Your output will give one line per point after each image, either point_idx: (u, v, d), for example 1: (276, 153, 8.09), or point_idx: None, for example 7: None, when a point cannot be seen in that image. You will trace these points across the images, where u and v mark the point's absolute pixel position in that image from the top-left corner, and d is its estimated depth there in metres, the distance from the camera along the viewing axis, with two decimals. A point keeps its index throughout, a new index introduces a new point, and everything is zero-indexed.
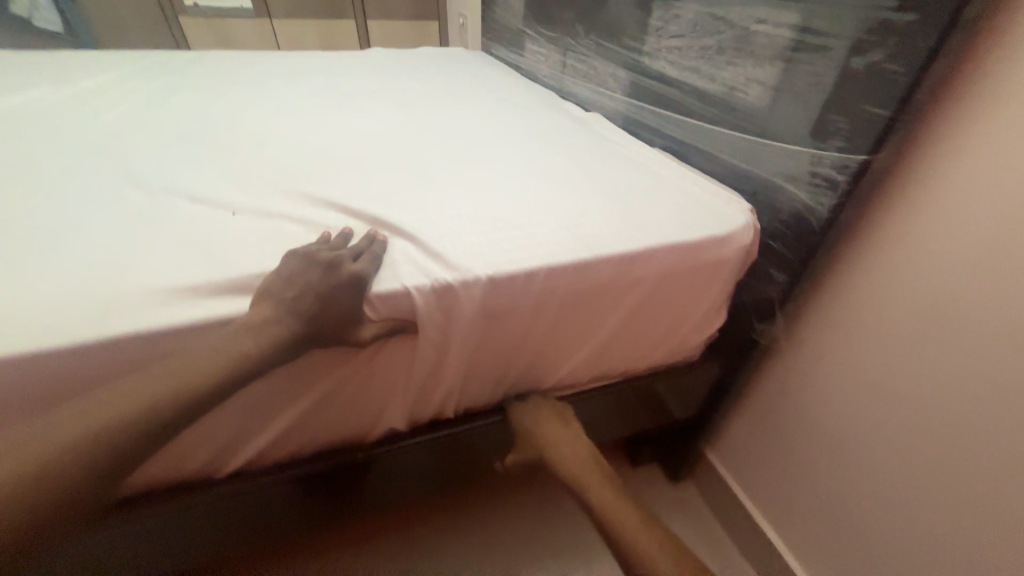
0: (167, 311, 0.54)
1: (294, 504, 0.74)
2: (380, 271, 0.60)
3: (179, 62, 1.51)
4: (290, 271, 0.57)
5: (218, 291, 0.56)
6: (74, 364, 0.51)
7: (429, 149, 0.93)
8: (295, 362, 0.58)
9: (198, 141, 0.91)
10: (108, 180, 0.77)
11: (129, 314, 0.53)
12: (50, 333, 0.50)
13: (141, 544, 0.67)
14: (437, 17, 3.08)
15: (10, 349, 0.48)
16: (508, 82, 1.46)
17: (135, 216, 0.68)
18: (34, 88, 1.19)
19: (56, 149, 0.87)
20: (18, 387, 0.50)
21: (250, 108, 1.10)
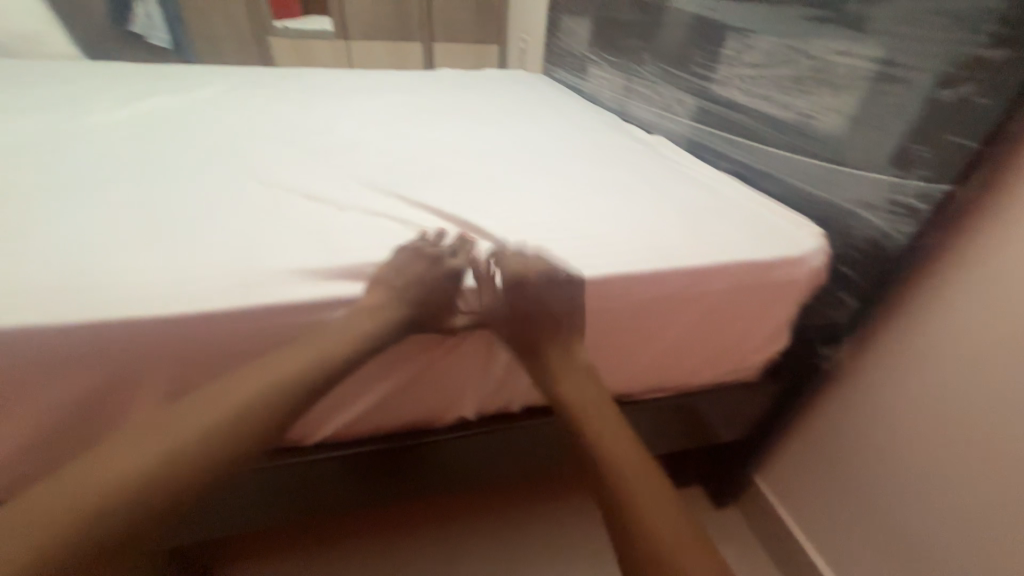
0: (293, 290, 0.62)
1: (366, 481, 0.80)
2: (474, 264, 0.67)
3: (276, 77, 1.68)
4: (400, 259, 0.65)
5: (331, 275, 0.64)
6: (218, 329, 0.59)
7: (505, 161, 1.00)
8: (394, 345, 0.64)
9: (299, 146, 1.02)
10: (228, 177, 0.88)
11: (261, 291, 0.61)
12: (201, 301, 0.59)
13: (233, 497, 0.74)
14: (497, 41, 3.27)
15: (173, 312, 0.58)
16: (571, 104, 1.54)
17: (254, 209, 0.77)
18: (162, 95, 1.37)
19: (182, 149, 1.00)
20: (173, 345, 0.59)
21: (342, 118, 1.22)
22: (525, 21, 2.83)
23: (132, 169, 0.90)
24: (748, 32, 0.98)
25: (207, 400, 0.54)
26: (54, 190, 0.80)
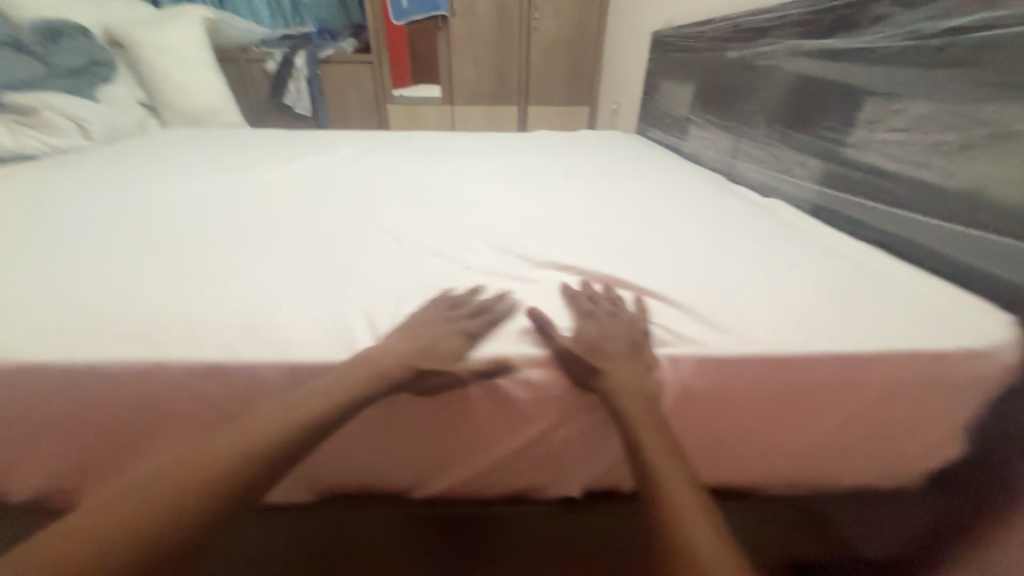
0: (411, 347, 0.60)
1: (464, 537, 0.74)
2: (601, 326, 0.62)
3: (399, 140, 1.90)
4: (458, 317, 0.64)
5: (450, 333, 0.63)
6: (334, 382, 0.59)
7: (617, 223, 1.00)
8: (506, 413, 0.61)
9: (422, 205, 1.11)
10: (364, 231, 0.97)
11: (379, 346, 0.60)
12: (337, 350, 0.62)
13: (337, 532, 0.73)
14: (588, 103, 3.45)
15: (312, 358, 0.61)
16: (674, 165, 1.53)
17: (387, 261, 0.83)
18: (310, 157, 1.60)
19: (325, 205, 1.14)
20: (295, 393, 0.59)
21: (458, 178, 1.32)
22: (619, 85, 2.96)
23: (284, 221, 1.04)
24: (894, 96, 0.91)
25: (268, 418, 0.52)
26: (228, 237, 0.93)
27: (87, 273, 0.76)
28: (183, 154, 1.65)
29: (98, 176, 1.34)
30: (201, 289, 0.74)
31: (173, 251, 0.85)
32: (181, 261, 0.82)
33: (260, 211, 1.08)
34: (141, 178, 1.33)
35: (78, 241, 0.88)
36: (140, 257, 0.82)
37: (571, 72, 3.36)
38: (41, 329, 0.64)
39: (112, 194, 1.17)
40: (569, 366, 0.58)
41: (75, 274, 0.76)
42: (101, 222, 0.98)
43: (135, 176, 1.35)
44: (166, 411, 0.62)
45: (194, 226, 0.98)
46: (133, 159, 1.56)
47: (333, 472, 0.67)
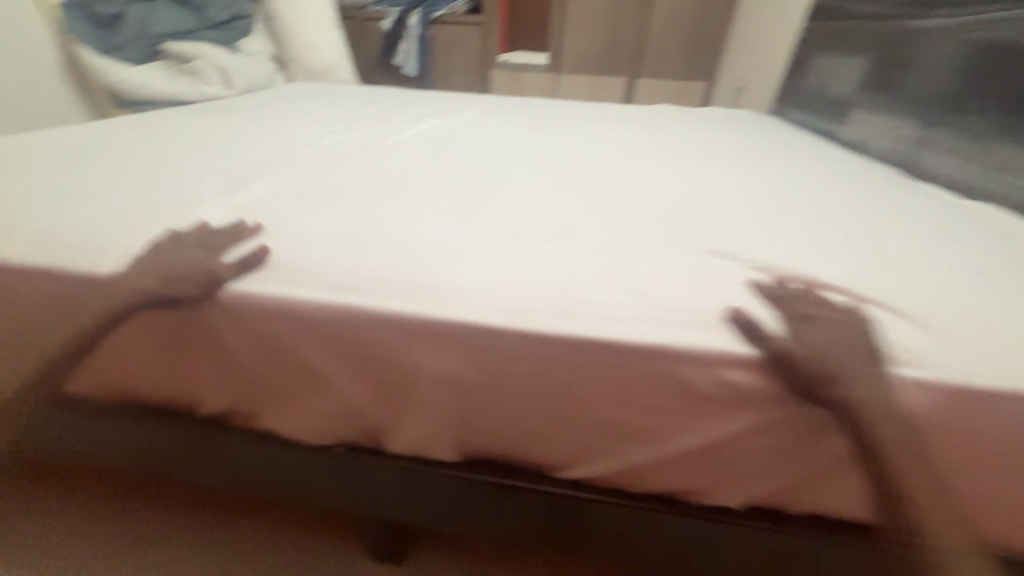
0: (602, 323, 0.57)
1: (592, 533, 0.69)
2: (834, 330, 0.54)
3: (517, 105, 1.84)
4: (192, 250, 0.67)
5: (636, 311, 0.58)
6: (518, 345, 0.57)
7: (790, 214, 0.88)
8: (694, 407, 0.56)
9: (563, 172, 1.05)
10: (512, 193, 0.91)
11: (569, 318, 0.57)
12: (517, 315, 0.58)
13: (463, 503, 0.71)
14: (706, 78, 3.14)
15: (492, 319, 0.58)
16: (836, 153, 1.33)
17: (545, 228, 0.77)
18: (434, 115, 1.59)
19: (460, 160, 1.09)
20: (477, 349, 0.59)
21: (592, 148, 1.24)
22: (750, 58, 2.64)
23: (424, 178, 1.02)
24: None
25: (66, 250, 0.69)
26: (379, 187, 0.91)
27: (260, 210, 0.78)
28: (317, 103, 1.71)
29: (246, 120, 1.42)
30: (369, 236, 0.72)
31: (329, 194, 0.86)
32: (341, 205, 0.81)
33: (399, 161, 1.07)
34: (284, 124, 1.39)
35: (245, 178, 0.91)
36: (301, 196, 0.83)
37: (692, 42, 3.06)
38: (158, 259, 0.66)
39: (263, 137, 1.23)
40: (788, 372, 0.52)
41: (251, 210, 0.79)
42: (260, 162, 1.02)
43: (278, 122, 1.42)
44: (340, 355, 0.62)
45: (343, 172, 0.98)
46: (274, 106, 1.64)
47: (496, 441, 0.64)
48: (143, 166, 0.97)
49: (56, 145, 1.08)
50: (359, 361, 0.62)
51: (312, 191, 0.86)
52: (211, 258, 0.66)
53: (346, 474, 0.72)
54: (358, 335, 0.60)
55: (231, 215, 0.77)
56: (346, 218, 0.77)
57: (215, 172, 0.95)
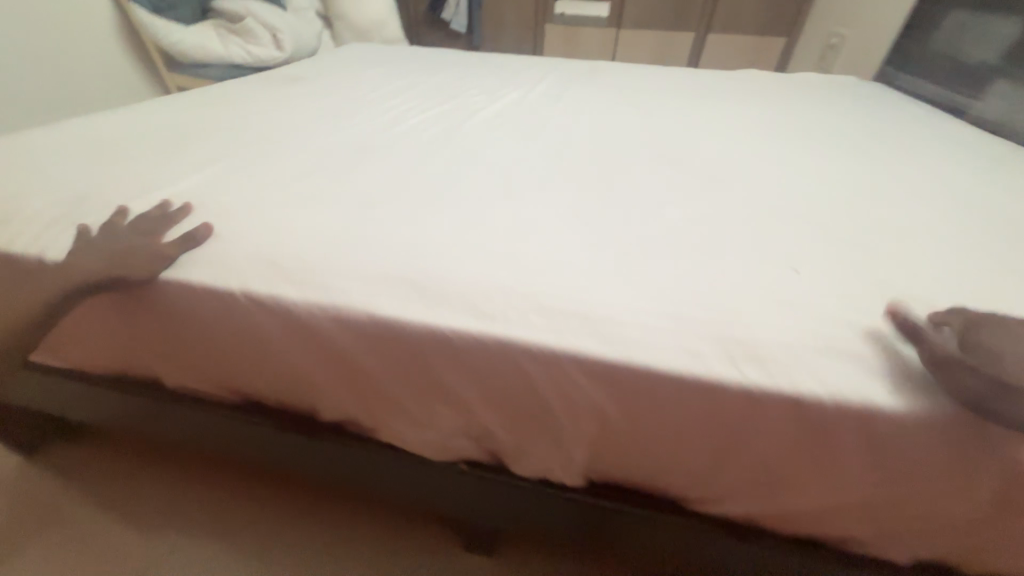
0: (785, 371, 0.50)
1: (715, 563, 0.66)
2: (991, 353, 0.49)
3: (591, 72, 1.68)
4: (136, 233, 0.69)
5: (821, 355, 0.51)
6: (684, 391, 0.52)
7: (954, 222, 0.76)
8: (884, 464, 0.50)
9: (674, 163, 0.93)
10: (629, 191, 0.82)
11: (745, 364, 0.51)
12: (683, 355, 0.52)
13: (580, 524, 0.69)
14: (789, 33, 2.81)
15: (656, 361, 0.52)
16: (977, 137, 1.15)
17: (678, 238, 0.68)
18: (506, 86, 1.47)
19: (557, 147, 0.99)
20: (635, 390, 0.53)
21: (692, 129, 1.11)
22: (849, 10, 2.32)
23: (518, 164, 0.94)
24: None
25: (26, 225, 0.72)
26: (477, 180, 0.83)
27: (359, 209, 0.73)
28: (385, 72, 1.61)
29: (322, 94, 1.36)
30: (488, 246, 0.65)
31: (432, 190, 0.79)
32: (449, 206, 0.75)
33: (491, 148, 0.98)
34: (361, 98, 1.31)
35: (336, 170, 0.86)
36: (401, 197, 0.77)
37: None
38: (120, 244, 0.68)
39: (338, 115, 1.17)
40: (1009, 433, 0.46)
41: (349, 207, 0.74)
42: (345, 148, 0.96)
43: (347, 96, 1.34)
44: (475, 383, 0.58)
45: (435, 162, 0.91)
46: (343, 76, 1.56)
47: (634, 471, 0.61)
48: (231, 152, 0.94)
49: (143, 126, 1.08)
50: (494, 390, 0.58)
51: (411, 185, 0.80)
52: (332, 270, 0.62)
53: (462, 487, 0.71)
54: (499, 366, 0.56)
55: (327, 213, 0.72)
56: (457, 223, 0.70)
57: (304, 160, 0.90)
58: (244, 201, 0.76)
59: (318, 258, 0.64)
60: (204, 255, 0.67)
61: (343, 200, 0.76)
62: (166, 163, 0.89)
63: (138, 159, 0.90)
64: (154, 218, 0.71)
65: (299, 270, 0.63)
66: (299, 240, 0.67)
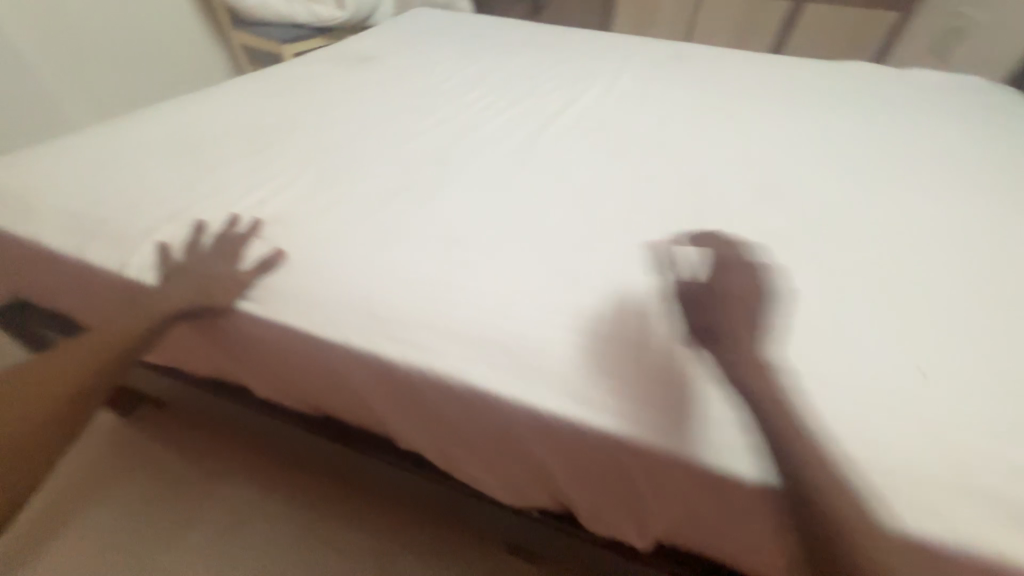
0: (899, 502, 0.48)
1: None
2: (736, 313, 0.54)
3: (674, 60, 1.53)
4: (214, 259, 0.70)
5: (942, 488, 0.48)
6: (782, 505, 0.50)
7: None
8: None
9: (779, 210, 0.84)
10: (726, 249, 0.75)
11: (855, 488, 0.49)
12: None
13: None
14: None
15: (756, 472, 0.51)
16: None
17: (779, 319, 0.63)
18: (582, 79, 1.36)
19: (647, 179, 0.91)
20: (730, 493, 0.52)
21: (793, 154, 1.01)
22: None
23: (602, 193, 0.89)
24: None
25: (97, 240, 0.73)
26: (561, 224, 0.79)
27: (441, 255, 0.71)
28: (453, 52, 1.52)
29: (394, 83, 1.30)
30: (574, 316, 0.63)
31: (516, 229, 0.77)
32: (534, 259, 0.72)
33: (574, 176, 0.92)
34: (435, 91, 1.24)
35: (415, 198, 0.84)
36: (482, 241, 0.75)
37: None
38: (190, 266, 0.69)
39: (411, 113, 1.13)
40: None
41: (430, 250, 0.72)
42: (422, 167, 0.93)
43: (417, 85, 1.29)
44: (560, 455, 0.59)
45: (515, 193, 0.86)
46: (410, 55, 1.49)
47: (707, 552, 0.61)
48: (308, 164, 0.93)
49: (223, 119, 1.08)
50: (579, 464, 0.59)
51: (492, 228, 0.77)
52: (420, 326, 0.63)
53: (528, 526, 0.75)
54: (589, 447, 0.56)
55: (410, 258, 0.71)
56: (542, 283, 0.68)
57: (383, 177, 0.88)
58: (323, 228, 0.75)
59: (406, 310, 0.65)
60: (286, 289, 0.67)
61: (421, 239, 0.74)
62: (248, 173, 0.89)
63: (219, 164, 0.91)
64: (239, 242, 0.72)
65: (389, 322, 0.64)
66: (386, 285, 0.67)
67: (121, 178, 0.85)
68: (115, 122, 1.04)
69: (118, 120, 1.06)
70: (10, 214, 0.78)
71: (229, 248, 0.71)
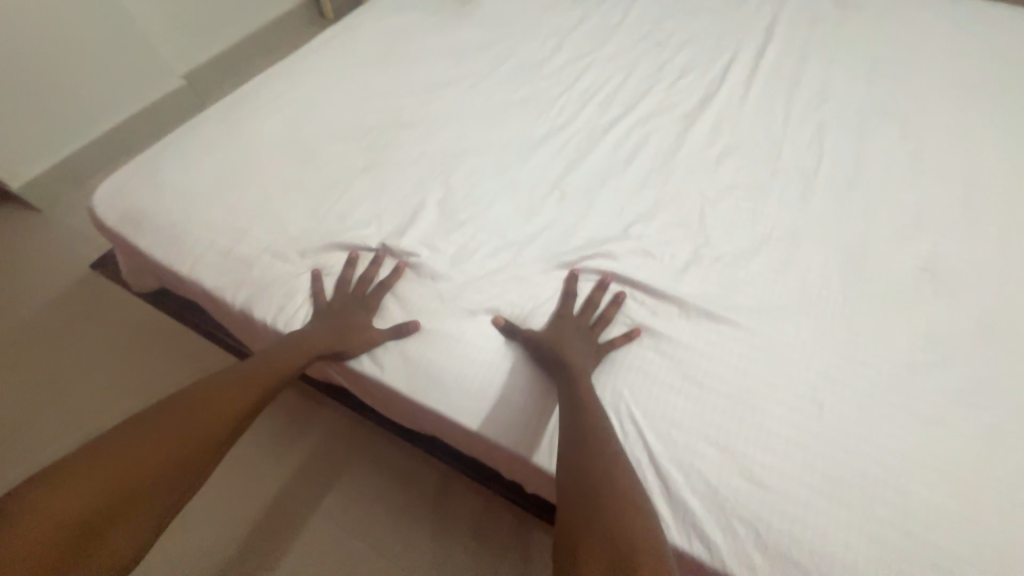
0: None
1: None
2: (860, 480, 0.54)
3: (846, 22, 1.22)
4: (352, 313, 0.75)
5: None
6: None
7: None
8: None
9: (935, 306, 0.76)
10: (866, 358, 0.71)
11: None
12: None
13: None
14: None
15: None
16: None
17: (897, 459, 0.62)
18: (722, 55, 1.15)
19: (787, 242, 0.83)
20: None
21: (966, 217, 0.86)
22: None
23: (731, 251, 0.82)
24: None
25: (236, 284, 0.79)
26: (689, 299, 0.75)
27: (576, 340, 0.71)
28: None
29: (503, 51, 1.14)
30: (700, 434, 0.64)
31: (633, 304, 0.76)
32: (659, 350, 0.71)
33: (708, 228, 0.84)
34: (553, 74, 1.10)
35: (539, 249, 0.81)
36: (607, 319, 0.74)
37: None
38: (323, 322, 0.75)
39: (522, 110, 1.02)
40: None
41: (560, 327, 0.72)
42: (543, 200, 0.87)
43: (530, 59, 1.13)
44: None
45: (644, 248, 0.81)
46: None
47: None
48: (425, 185, 0.89)
49: (329, 104, 1.01)
50: None
51: (615, 303, 0.75)
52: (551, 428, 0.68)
53: None
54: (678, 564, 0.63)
55: (545, 336, 0.71)
56: (668, 388, 0.68)
57: (499, 215, 0.85)
58: (454, 288, 0.77)
59: (539, 409, 0.70)
60: (413, 358, 0.73)
61: (545, 314, 0.75)
62: (364, 195, 0.87)
63: (335, 177, 0.89)
64: (367, 301, 0.76)
65: (524, 420, 0.69)
66: (520, 381, 0.71)
67: (253, 199, 0.85)
68: (227, 105, 1.01)
69: (227, 100, 1.03)
70: (159, 241, 0.81)
71: (366, 304, 0.76)
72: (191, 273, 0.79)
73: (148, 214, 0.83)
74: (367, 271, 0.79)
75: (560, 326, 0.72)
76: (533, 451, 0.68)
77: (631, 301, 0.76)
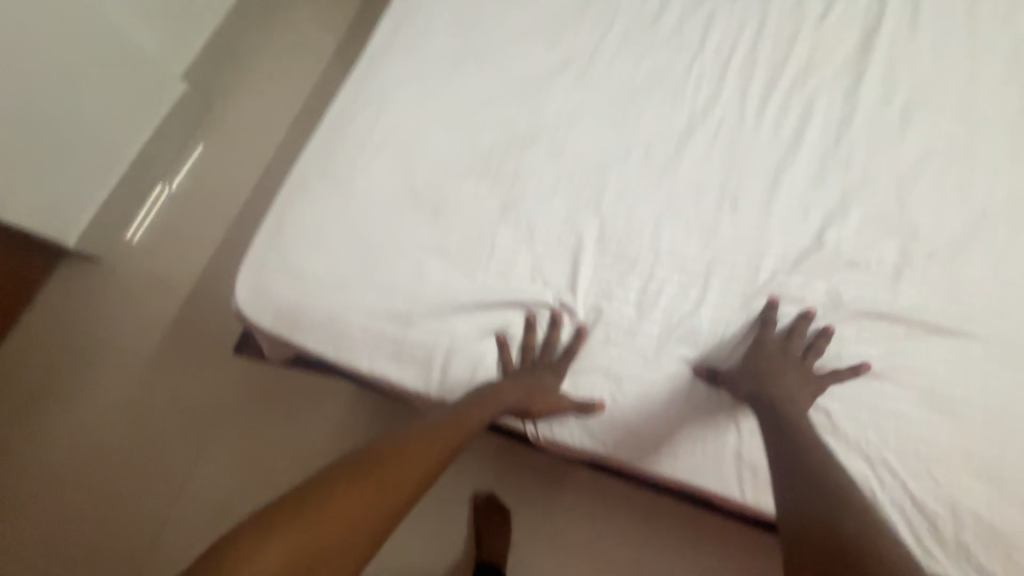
0: None
1: None
2: None
3: None
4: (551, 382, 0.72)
5: None
6: None
7: None
8: None
9: None
10: None
11: None
12: None
13: None
14: None
15: None
16: None
17: None
18: None
19: (1008, 220, 0.73)
20: None
21: None
22: None
23: (944, 241, 0.73)
24: None
25: (420, 373, 0.75)
26: (914, 316, 0.68)
27: (777, 379, 0.65)
28: None
29: (603, 14, 0.95)
30: (963, 469, 0.62)
31: (848, 322, 0.70)
32: (897, 379, 0.66)
33: (913, 219, 0.74)
34: (678, 37, 0.91)
35: (727, 279, 0.74)
36: (828, 350, 0.68)
37: None
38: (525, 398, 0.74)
39: (652, 96, 0.87)
40: None
41: (762, 358, 0.67)
42: (714, 216, 0.77)
43: (641, 18, 0.93)
44: None
45: (847, 258, 0.72)
46: None
47: None
48: (575, 220, 0.79)
49: (431, 132, 0.88)
50: None
51: (820, 334, 0.68)
52: (765, 475, 0.68)
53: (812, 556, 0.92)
54: None
55: (751, 374, 0.66)
56: (915, 422, 0.64)
57: (669, 241, 0.76)
58: (650, 342, 0.73)
59: (748, 454, 0.68)
60: (624, 424, 0.71)
61: (734, 346, 0.71)
62: (513, 243, 0.79)
63: (475, 227, 0.81)
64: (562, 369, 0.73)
65: (737, 470, 0.69)
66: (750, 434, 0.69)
67: (401, 272, 0.79)
68: (320, 155, 0.89)
69: (317, 147, 0.91)
70: (326, 341, 0.77)
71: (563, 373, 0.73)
72: (373, 370, 0.76)
73: (302, 310, 0.78)
74: (540, 334, 0.74)
75: (754, 366, 0.66)
76: (739, 491, 0.68)
77: (849, 323, 0.70)
